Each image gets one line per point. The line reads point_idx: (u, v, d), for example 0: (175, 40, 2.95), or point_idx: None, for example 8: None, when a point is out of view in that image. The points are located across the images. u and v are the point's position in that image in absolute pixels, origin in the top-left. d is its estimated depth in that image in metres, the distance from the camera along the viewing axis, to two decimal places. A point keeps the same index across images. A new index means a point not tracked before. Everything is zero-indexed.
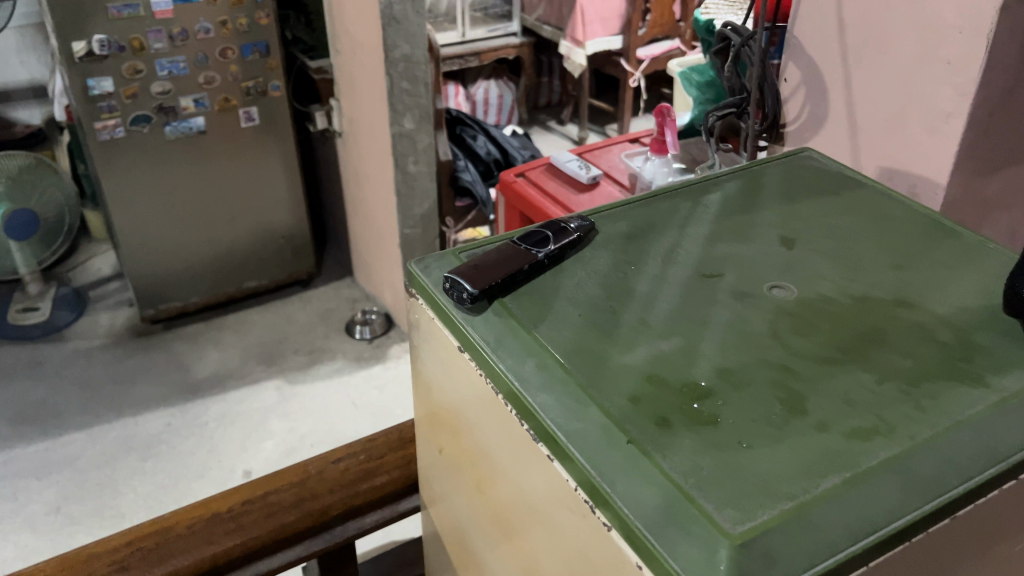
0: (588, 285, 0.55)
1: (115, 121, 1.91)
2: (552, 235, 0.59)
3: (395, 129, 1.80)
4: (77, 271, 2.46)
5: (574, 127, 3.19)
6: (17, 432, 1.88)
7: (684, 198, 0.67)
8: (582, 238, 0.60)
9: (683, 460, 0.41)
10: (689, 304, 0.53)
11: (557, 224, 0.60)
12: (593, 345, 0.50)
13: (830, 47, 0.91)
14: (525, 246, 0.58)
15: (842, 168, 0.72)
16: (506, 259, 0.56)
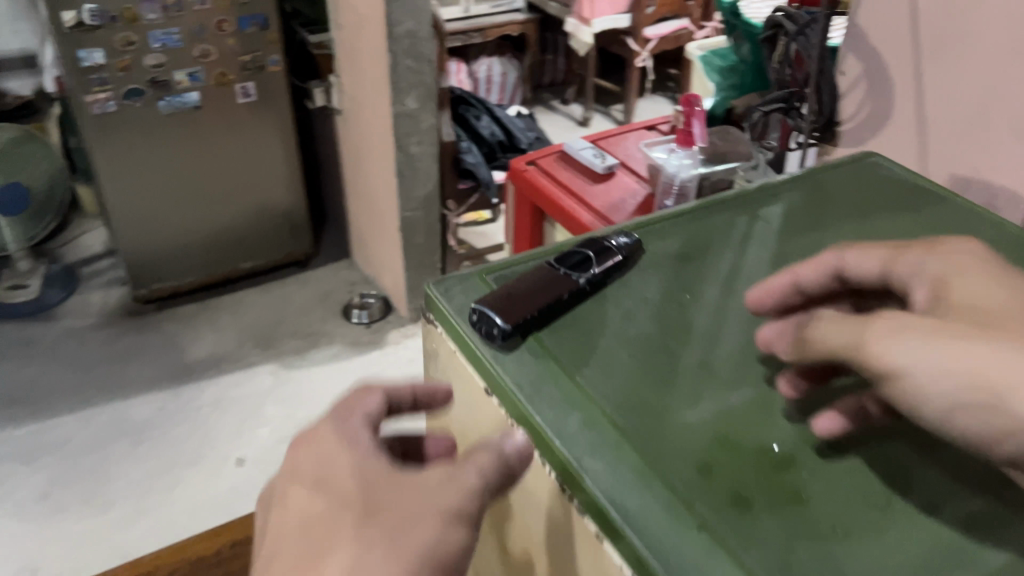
0: (637, 322, 0.60)
1: (107, 94, 1.84)
2: (587, 261, 0.64)
3: (398, 108, 1.74)
4: (67, 248, 2.39)
5: (577, 107, 3.13)
6: (6, 414, 1.83)
7: (743, 212, 0.74)
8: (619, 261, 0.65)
9: (775, 548, 0.45)
10: (748, 359, 0.57)
11: (593, 248, 0.66)
12: (651, 399, 0.54)
13: (903, 45, 0.92)
14: (562, 270, 0.63)
15: (902, 179, 0.79)
16: (541, 286, 0.61)
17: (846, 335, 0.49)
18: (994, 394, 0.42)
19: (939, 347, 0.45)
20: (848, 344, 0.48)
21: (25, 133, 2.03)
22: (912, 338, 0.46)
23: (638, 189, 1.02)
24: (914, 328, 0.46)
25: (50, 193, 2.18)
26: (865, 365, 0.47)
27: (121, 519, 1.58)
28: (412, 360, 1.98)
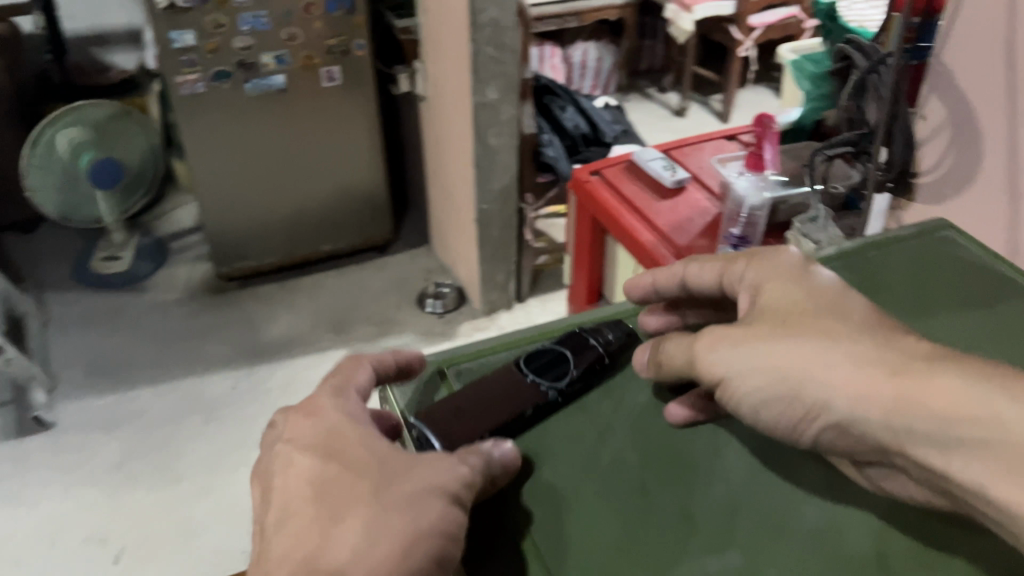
0: (625, 448, 0.58)
1: (196, 75, 1.87)
2: (556, 365, 0.63)
3: (477, 99, 1.69)
4: (161, 221, 2.47)
5: (675, 96, 3.01)
6: (90, 381, 1.90)
7: None
8: (597, 362, 0.64)
9: None
10: (741, 510, 0.53)
11: (569, 348, 0.65)
12: (616, 549, 0.51)
13: (993, 96, 0.95)
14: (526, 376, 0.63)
15: (973, 266, 0.74)
16: (500, 396, 0.61)
17: (685, 351, 0.59)
18: (794, 391, 0.52)
19: (752, 358, 0.55)
20: (686, 357, 0.58)
21: (121, 109, 2.09)
22: (734, 350, 0.56)
23: (708, 208, 0.95)
24: (733, 339, 0.56)
25: (146, 171, 2.25)
26: (699, 371, 0.58)
27: (187, 496, 1.62)
28: None
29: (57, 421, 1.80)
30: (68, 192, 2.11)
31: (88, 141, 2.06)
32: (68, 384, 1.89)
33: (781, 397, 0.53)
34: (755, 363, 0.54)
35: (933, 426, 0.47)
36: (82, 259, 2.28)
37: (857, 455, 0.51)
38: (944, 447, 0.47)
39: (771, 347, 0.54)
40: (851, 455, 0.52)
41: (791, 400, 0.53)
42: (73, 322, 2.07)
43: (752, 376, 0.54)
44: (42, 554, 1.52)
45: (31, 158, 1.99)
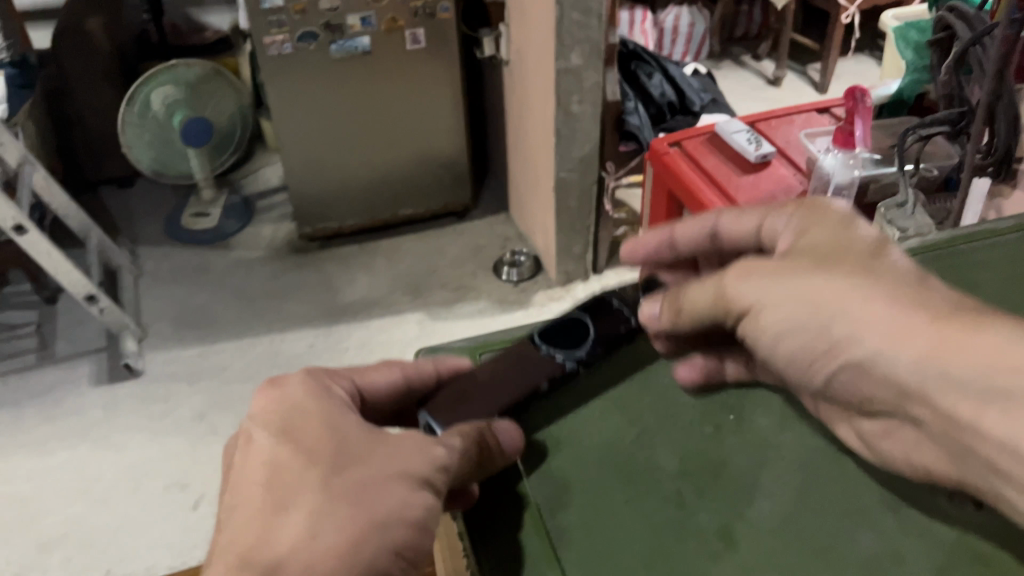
0: (662, 455, 0.59)
1: (284, 36, 1.89)
2: (567, 347, 0.67)
3: (561, 64, 1.66)
4: (249, 179, 2.53)
5: (770, 64, 2.89)
6: (177, 334, 1.97)
7: None
8: (608, 344, 0.68)
9: None
10: (788, 523, 0.53)
11: (580, 330, 0.68)
12: (658, 556, 0.52)
13: None
14: (536, 356, 0.66)
15: None
16: (508, 380, 0.65)
17: (712, 290, 0.60)
18: (823, 323, 0.52)
19: (782, 293, 0.55)
20: (714, 294, 0.59)
21: (213, 70, 2.14)
22: (763, 286, 0.56)
23: (791, 185, 0.92)
24: (763, 276, 0.57)
25: (233, 130, 2.30)
26: (728, 305, 0.59)
27: None
28: None
29: (145, 371, 1.88)
30: (159, 147, 2.16)
31: (181, 100, 2.11)
32: (156, 335, 1.97)
33: (809, 330, 0.53)
34: (787, 296, 0.55)
35: (961, 373, 0.45)
36: (174, 216, 2.36)
37: (877, 402, 0.51)
38: (975, 397, 0.45)
39: (801, 283, 0.54)
40: (873, 402, 0.52)
41: (818, 333, 0.53)
42: (163, 276, 2.15)
43: (780, 311, 0.55)
44: (127, 496, 1.60)
45: (127, 114, 2.04)
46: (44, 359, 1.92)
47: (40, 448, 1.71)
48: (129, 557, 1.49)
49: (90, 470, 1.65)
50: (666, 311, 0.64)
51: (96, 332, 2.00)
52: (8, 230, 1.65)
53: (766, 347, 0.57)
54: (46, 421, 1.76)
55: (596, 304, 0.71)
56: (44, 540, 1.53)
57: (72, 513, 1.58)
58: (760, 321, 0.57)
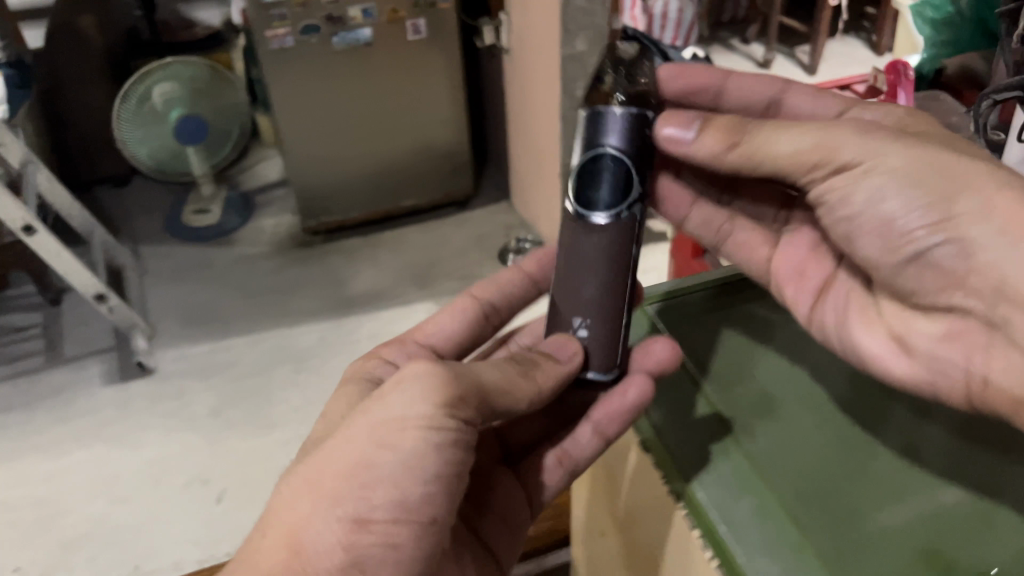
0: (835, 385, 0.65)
1: (285, 29, 1.89)
2: (612, 196, 0.63)
3: (566, 50, 1.66)
4: (246, 175, 2.53)
5: (759, 47, 2.92)
6: (184, 331, 1.97)
7: None
8: (641, 144, 0.63)
9: None
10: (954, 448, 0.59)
11: (605, 169, 0.62)
12: (849, 462, 0.58)
13: None
14: (591, 245, 0.64)
15: None
16: (589, 281, 0.65)
17: (809, 140, 0.63)
18: (948, 190, 0.59)
19: (908, 155, 0.61)
20: (814, 144, 0.63)
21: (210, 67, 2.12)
22: (880, 149, 0.61)
23: None
24: (885, 140, 0.62)
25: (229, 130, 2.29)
26: (827, 159, 0.63)
27: (283, 442, 1.67)
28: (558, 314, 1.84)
29: (156, 368, 1.87)
30: (154, 143, 2.14)
31: (178, 97, 2.09)
32: (164, 333, 1.96)
33: (929, 194, 0.60)
34: (909, 160, 0.60)
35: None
36: (173, 213, 2.35)
37: (964, 278, 0.61)
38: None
39: (924, 152, 0.60)
40: (966, 279, 0.61)
41: (939, 198, 0.60)
42: (167, 275, 2.14)
43: (898, 168, 0.61)
44: (149, 493, 1.60)
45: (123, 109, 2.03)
46: (52, 361, 1.91)
47: (55, 449, 1.69)
48: (155, 554, 1.48)
49: (107, 469, 1.64)
50: (712, 135, 0.66)
51: (103, 332, 1.99)
52: (18, 230, 1.64)
53: (864, 206, 0.64)
54: (59, 422, 1.75)
55: (591, 129, 0.62)
56: (67, 540, 1.52)
57: (93, 512, 1.57)
58: (869, 177, 0.62)
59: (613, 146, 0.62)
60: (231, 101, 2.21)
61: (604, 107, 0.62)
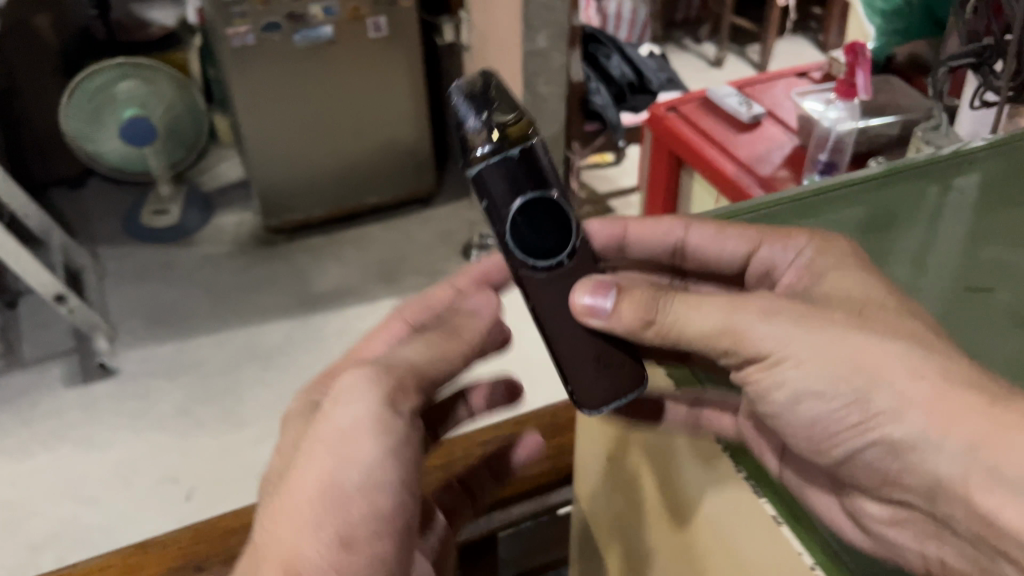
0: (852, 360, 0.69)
1: (247, 27, 1.89)
2: (543, 243, 0.51)
3: (527, 47, 1.70)
4: (205, 176, 2.51)
5: (711, 46, 3.01)
6: (148, 332, 1.95)
7: (931, 180, 0.71)
8: (549, 179, 0.50)
9: None
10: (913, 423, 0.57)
11: (522, 225, 0.50)
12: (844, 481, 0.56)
13: None
14: (546, 299, 0.52)
15: None
16: (558, 328, 0.53)
17: (719, 318, 0.49)
18: (861, 384, 0.45)
19: (819, 344, 0.47)
20: (720, 327, 0.49)
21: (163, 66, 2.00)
22: (793, 334, 0.47)
23: (786, 141, 1.03)
24: (793, 320, 0.48)
25: (188, 136, 2.20)
26: (737, 348, 0.49)
27: (254, 440, 1.66)
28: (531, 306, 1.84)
29: (120, 369, 1.85)
30: (106, 142, 2.05)
31: (133, 96, 2.00)
32: (127, 334, 1.94)
33: (844, 392, 0.46)
34: (821, 357, 0.47)
35: (1016, 464, 0.39)
36: (132, 214, 2.32)
37: (893, 483, 0.47)
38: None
39: (838, 335, 0.47)
40: (900, 480, 0.46)
41: (851, 396, 0.46)
42: (129, 275, 2.12)
43: (815, 369, 0.47)
44: (119, 493, 1.58)
45: (70, 104, 1.93)
46: (11, 364, 1.88)
47: (19, 452, 1.67)
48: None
49: (72, 472, 1.62)
50: (631, 308, 0.50)
51: (63, 333, 1.96)
52: None
53: (784, 409, 0.50)
54: (22, 425, 1.72)
55: (486, 202, 0.50)
56: (35, 541, 1.50)
57: (61, 513, 1.55)
58: (786, 372, 0.48)
59: (519, 200, 0.49)
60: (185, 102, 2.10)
61: (480, 160, 0.50)
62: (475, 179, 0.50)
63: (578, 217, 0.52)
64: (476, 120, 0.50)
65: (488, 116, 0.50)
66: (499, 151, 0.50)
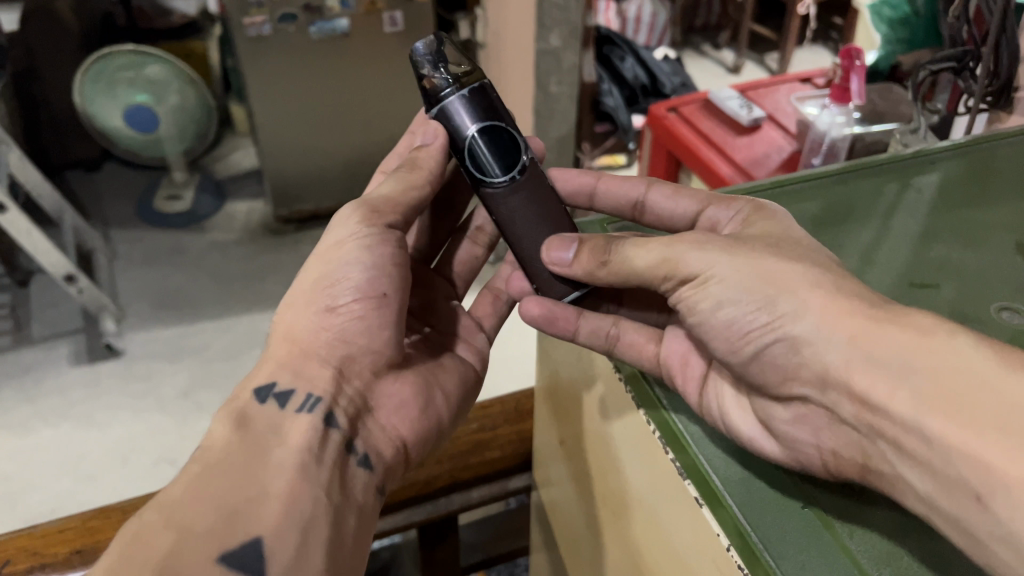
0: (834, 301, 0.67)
1: (263, 18, 1.90)
2: (502, 161, 0.61)
3: (540, 46, 1.65)
4: (219, 163, 2.54)
5: (729, 53, 3.00)
6: (155, 314, 1.97)
7: (892, 178, 0.71)
8: (497, 110, 0.61)
9: (865, 544, 0.44)
10: None
11: (483, 149, 0.60)
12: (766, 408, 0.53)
13: None
14: (506, 204, 0.62)
15: None
16: (519, 226, 0.63)
17: (654, 254, 0.55)
18: (770, 295, 0.50)
19: (737, 262, 0.52)
20: (659, 258, 0.55)
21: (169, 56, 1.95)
22: (712, 255, 0.53)
23: (783, 145, 1.07)
24: (716, 249, 0.53)
25: (188, 133, 2.17)
26: (673, 271, 0.55)
27: None
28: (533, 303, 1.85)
29: (125, 350, 1.87)
30: (106, 118, 2.03)
31: (142, 83, 1.97)
32: (134, 316, 1.97)
33: (755, 299, 0.51)
34: (739, 270, 0.52)
35: (886, 351, 0.45)
36: (145, 199, 2.35)
37: (794, 376, 0.50)
38: (893, 376, 0.44)
39: (749, 258, 0.52)
40: (798, 373, 0.50)
41: (762, 300, 0.50)
42: (137, 258, 2.15)
43: (734, 281, 0.52)
44: (115, 471, 1.60)
45: (82, 84, 1.95)
46: (19, 341, 1.90)
47: (22, 428, 1.69)
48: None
49: (72, 449, 1.64)
50: (588, 255, 0.59)
51: (71, 314, 1.98)
52: None
53: (705, 315, 0.54)
54: (25, 402, 1.75)
55: (450, 132, 0.62)
56: (32, 517, 1.51)
57: (60, 489, 1.57)
58: (710, 289, 0.53)
59: (474, 129, 0.60)
60: (194, 95, 2.06)
61: (438, 103, 0.61)
62: (440, 115, 0.61)
63: (526, 137, 0.63)
64: (435, 73, 0.60)
65: (441, 69, 0.60)
66: (454, 91, 0.60)
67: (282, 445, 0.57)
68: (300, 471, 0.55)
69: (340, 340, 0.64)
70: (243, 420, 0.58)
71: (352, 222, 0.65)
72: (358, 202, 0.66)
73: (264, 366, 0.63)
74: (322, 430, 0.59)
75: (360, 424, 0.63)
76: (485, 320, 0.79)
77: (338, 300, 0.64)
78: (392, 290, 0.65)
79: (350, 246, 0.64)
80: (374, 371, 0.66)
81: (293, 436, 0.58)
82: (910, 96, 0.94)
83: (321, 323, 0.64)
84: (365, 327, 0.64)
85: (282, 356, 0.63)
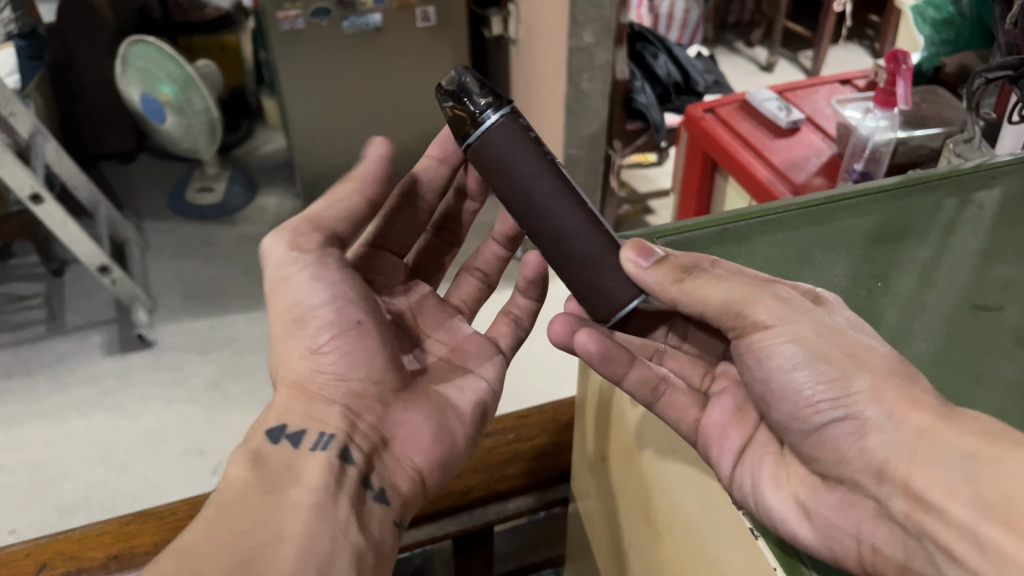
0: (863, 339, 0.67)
1: (297, 12, 1.91)
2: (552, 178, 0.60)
3: (573, 42, 1.63)
4: (251, 155, 2.56)
5: (763, 50, 2.97)
6: (186, 306, 1.99)
7: (951, 193, 0.69)
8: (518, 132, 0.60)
9: None
10: (954, 350, 0.55)
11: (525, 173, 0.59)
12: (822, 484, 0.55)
13: None
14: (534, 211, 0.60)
15: None
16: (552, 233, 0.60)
17: (735, 290, 0.55)
18: (842, 369, 0.52)
19: (815, 327, 0.53)
20: (742, 295, 0.55)
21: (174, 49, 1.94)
22: (794, 316, 0.54)
23: (822, 148, 1.06)
24: (801, 311, 0.54)
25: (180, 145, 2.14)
26: (747, 314, 0.54)
27: None
28: (561, 301, 1.84)
29: (156, 340, 1.89)
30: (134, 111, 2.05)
31: (158, 76, 1.97)
32: (165, 307, 1.98)
33: (827, 372, 0.52)
34: (817, 335, 0.53)
35: (947, 449, 0.46)
36: (177, 190, 2.37)
37: (850, 461, 0.52)
38: (950, 477, 0.45)
39: (829, 327, 0.53)
40: (853, 461, 0.52)
41: (837, 372, 0.52)
42: (169, 250, 2.17)
43: (811, 345, 0.53)
44: (146, 461, 1.61)
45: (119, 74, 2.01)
46: (53, 330, 1.93)
47: (55, 415, 1.71)
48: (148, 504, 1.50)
49: (104, 437, 1.66)
50: (664, 271, 0.57)
51: (104, 303, 2.01)
52: (25, 199, 1.63)
53: (779, 374, 0.54)
54: (59, 389, 1.77)
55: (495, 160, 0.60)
56: (64, 504, 1.54)
57: (90, 477, 1.59)
58: (781, 344, 0.53)
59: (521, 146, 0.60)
60: (199, 96, 2.02)
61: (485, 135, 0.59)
62: (475, 146, 0.59)
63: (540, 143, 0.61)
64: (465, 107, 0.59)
65: (469, 103, 0.59)
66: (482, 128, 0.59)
67: (297, 483, 0.60)
68: (315, 509, 0.57)
69: (339, 378, 0.66)
70: (259, 458, 0.62)
71: (280, 249, 0.65)
72: (280, 229, 0.67)
73: (272, 408, 0.66)
74: (339, 463, 0.62)
75: (376, 458, 0.66)
76: (500, 340, 0.79)
77: (319, 342, 0.66)
78: (364, 315, 0.67)
79: (296, 277, 0.65)
80: (384, 401, 0.69)
81: (308, 475, 0.60)
82: (967, 108, 0.91)
83: (314, 366, 0.66)
84: (352, 358, 0.67)
85: (288, 400, 0.66)
